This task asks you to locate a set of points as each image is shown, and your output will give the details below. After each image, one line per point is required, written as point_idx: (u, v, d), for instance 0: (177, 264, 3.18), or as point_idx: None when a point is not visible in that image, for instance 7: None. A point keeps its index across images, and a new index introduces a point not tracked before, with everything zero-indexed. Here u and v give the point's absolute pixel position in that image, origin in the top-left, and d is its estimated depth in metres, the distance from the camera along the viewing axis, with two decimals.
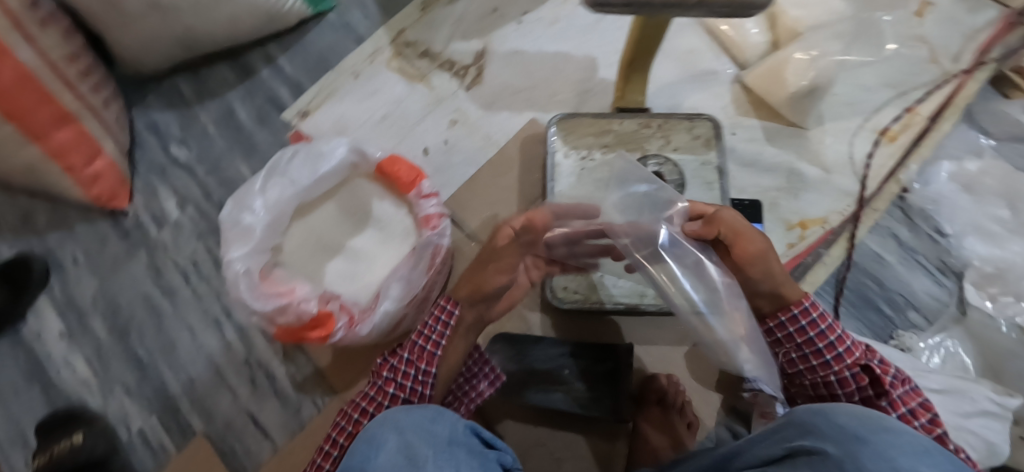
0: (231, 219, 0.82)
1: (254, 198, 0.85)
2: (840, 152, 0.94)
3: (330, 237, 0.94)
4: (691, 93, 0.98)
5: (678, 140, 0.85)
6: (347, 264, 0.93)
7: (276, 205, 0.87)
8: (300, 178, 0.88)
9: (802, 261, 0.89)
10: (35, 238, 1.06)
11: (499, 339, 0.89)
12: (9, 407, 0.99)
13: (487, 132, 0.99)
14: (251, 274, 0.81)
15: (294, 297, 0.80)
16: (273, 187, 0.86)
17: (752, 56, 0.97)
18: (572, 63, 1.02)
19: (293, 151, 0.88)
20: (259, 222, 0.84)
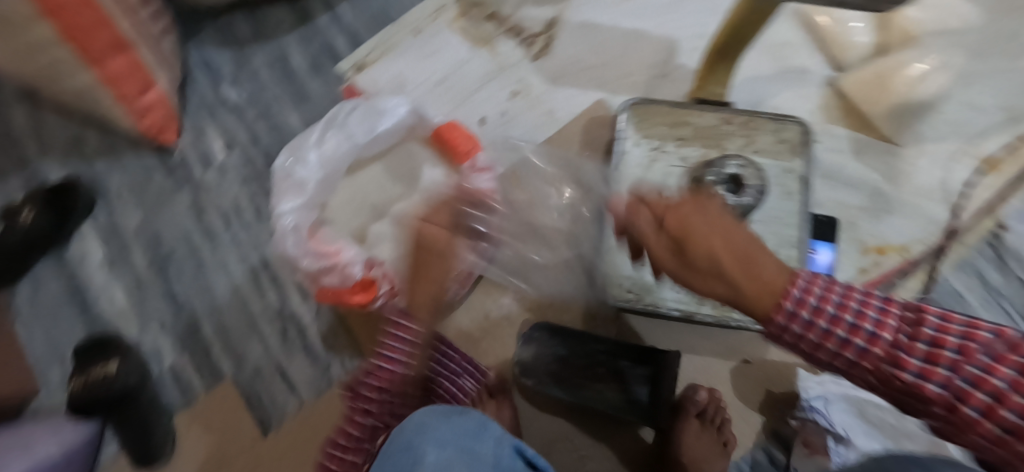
0: (286, 168, 0.83)
1: (310, 150, 0.84)
2: (934, 176, 0.85)
3: (378, 199, 0.91)
4: (776, 92, 0.90)
5: (762, 141, 0.77)
6: (391, 228, 0.88)
7: (332, 160, 0.86)
8: (358, 136, 0.87)
9: (872, 289, 0.83)
10: (84, 163, 1.06)
11: (540, 328, 0.85)
12: (51, 325, 1.02)
13: (549, 108, 0.93)
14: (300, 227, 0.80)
15: (340, 259, 0.77)
16: (331, 141, 0.85)
17: (851, 58, 0.89)
18: (649, 43, 0.94)
19: (354, 105, 0.87)
20: (311, 175, 0.83)
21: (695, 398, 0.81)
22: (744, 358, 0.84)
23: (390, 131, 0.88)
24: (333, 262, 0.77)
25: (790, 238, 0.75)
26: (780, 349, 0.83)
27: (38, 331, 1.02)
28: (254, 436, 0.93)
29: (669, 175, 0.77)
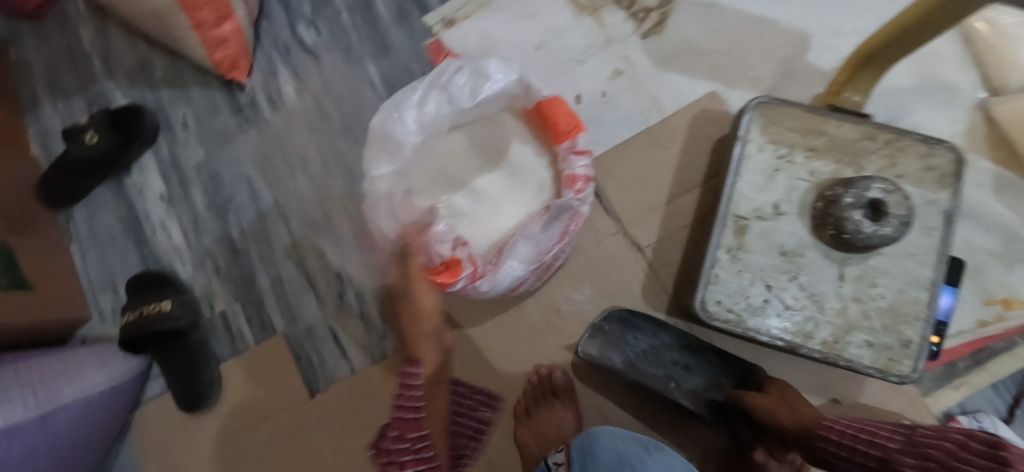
0: (383, 125, 0.75)
1: (408, 106, 0.76)
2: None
3: (457, 170, 0.84)
4: (918, 109, 0.79)
5: (906, 166, 0.69)
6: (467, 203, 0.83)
7: (427, 122, 0.78)
8: (456, 98, 0.78)
9: (990, 344, 0.76)
10: (150, 90, 1.02)
11: (611, 319, 0.79)
12: (106, 253, 1.00)
13: (655, 93, 0.85)
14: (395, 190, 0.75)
15: (430, 235, 0.73)
16: (429, 102, 0.77)
17: (1014, 80, 0.77)
18: (778, 33, 0.83)
19: (459, 65, 0.77)
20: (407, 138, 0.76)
21: None
22: (834, 396, 0.77)
23: (491, 98, 0.79)
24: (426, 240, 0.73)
25: (923, 279, 0.68)
26: (876, 392, 0.77)
27: (93, 257, 1.00)
28: (300, 398, 0.90)
29: (791, 189, 0.70)
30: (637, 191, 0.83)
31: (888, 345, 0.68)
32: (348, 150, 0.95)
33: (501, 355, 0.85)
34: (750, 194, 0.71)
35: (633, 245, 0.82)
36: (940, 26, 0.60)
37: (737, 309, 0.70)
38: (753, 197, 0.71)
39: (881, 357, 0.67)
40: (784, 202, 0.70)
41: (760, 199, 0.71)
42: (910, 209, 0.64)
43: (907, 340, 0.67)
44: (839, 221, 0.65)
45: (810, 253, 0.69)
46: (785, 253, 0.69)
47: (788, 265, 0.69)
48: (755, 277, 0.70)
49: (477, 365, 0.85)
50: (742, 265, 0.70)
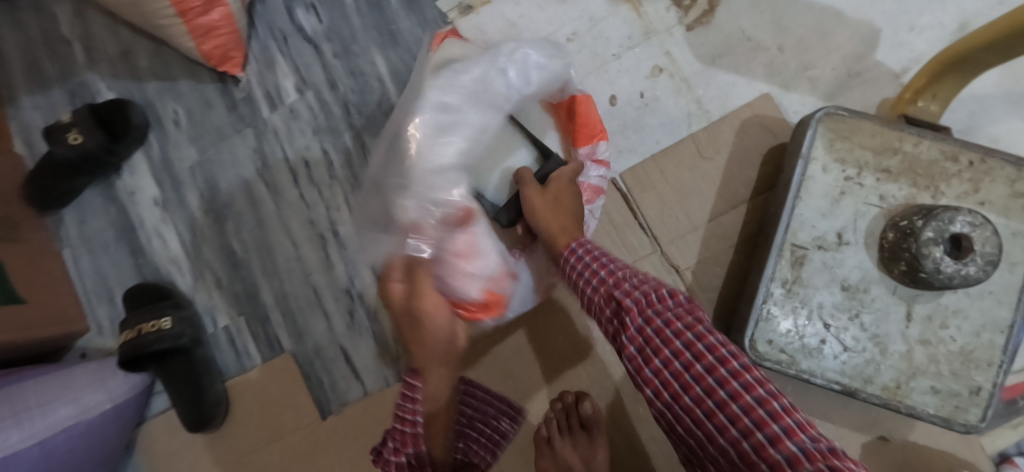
0: (434, 128, 0.63)
1: (455, 124, 0.64)
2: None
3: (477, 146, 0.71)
4: (1000, 118, 0.71)
5: (991, 192, 0.61)
6: (490, 164, 0.71)
7: (483, 135, 0.67)
8: (516, 88, 0.67)
9: None
10: (135, 82, 0.92)
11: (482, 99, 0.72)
12: (99, 261, 0.93)
13: (700, 95, 0.76)
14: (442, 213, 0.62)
15: (471, 265, 0.62)
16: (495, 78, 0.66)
17: None
18: (842, 27, 0.74)
19: (511, 47, 0.67)
20: (452, 155, 0.63)
21: None
22: (882, 433, 0.72)
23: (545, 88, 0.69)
24: (458, 271, 0.62)
25: (1001, 321, 0.61)
26: (932, 433, 0.71)
27: (87, 264, 0.93)
28: (311, 419, 0.85)
29: (857, 216, 0.62)
30: (676, 206, 0.75)
31: (957, 391, 0.61)
32: (357, 152, 0.87)
33: (525, 381, 0.81)
34: (812, 219, 0.63)
35: (671, 268, 0.74)
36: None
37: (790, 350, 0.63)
38: (816, 224, 0.63)
39: (947, 404, 0.61)
40: (849, 229, 0.63)
41: (823, 226, 0.63)
42: (999, 246, 0.56)
43: (976, 387, 0.61)
44: (914, 258, 0.57)
45: (875, 289, 0.62)
46: (847, 288, 0.62)
47: (850, 302, 0.62)
48: (811, 315, 0.63)
49: (498, 393, 0.81)
50: (799, 299, 0.63)
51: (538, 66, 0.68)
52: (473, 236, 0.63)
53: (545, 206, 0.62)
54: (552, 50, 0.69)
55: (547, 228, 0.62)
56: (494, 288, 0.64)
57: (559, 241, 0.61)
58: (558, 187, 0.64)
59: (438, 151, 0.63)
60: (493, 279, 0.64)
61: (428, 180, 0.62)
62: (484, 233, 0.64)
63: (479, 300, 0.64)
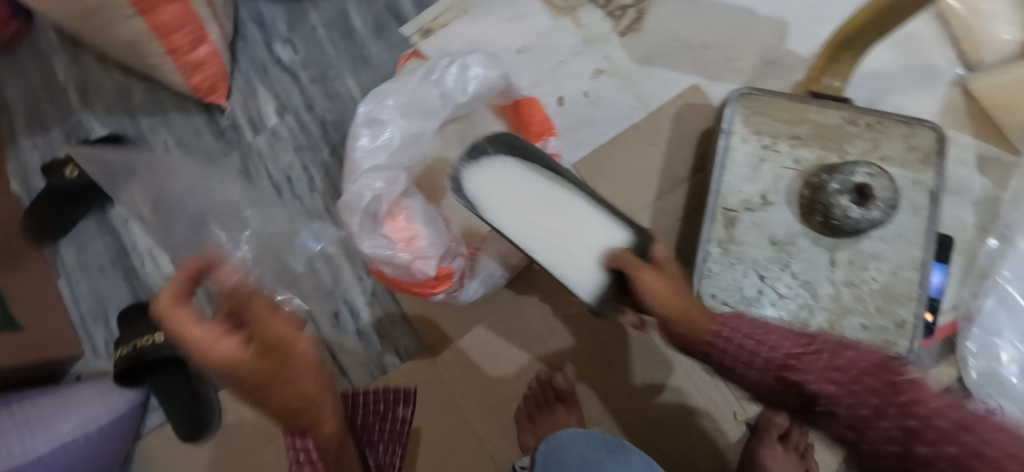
0: (363, 142, 0.62)
1: (386, 121, 0.63)
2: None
3: (554, 225, 0.64)
4: (902, 89, 0.80)
5: (889, 148, 0.69)
6: (580, 251, 0.64)
7: (417, 139, 0.66)
8: (449, 96, 0.67)
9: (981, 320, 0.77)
10: (129, 118, 1.00)
11: (499, 142, 0.66)
12: (95, 286, 0.98)
13: (640, 90, 0.85)
14: (378, 204, 0.61)
15: (413, 249, 0.62)
16: (424, 93, 0.65)
17: (989, 57, 0.77)
18: (758, 23, 0.84)
19: (448, 58, 0.67)
20: (381, 153, 0.63)
21: (778, 421, 0.76)
22: None
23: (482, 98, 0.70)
24: (410, 255, 0.61)
25: (914, 259, 0.68)
26: None
27: (84, 290, 0.98)
28: None
29: (777, 179, 0.70)
30: (626, 190, 0.83)
31: (884, 327, 0.68)
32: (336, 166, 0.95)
33: (504, 365, 0.86)
34: (739, 185, 0.71)
35: None
36: (928, 2, 0.59)
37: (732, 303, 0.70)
38: (742, 189, 0.71)
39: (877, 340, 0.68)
40: (772, 191, 0.70)
41: (749, 190, 0.71)
42: (895, 191, 0.64)
43: (901, 320, 0.67)
44: (826, 207, 0.65)
45: (800, 241, 0.69)
46: (776, 243, 0.70)
47: (780, 255, 0.70)
48: (746, 270, 0.70)
49: (478, 377, 0.85)
50: (733, 256, 0.70)
51: (476, 76, 0.68)
52: (411, 219, 0.64)
53: (676, 296, 0.56)
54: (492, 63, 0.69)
55: (683, 311, 0.55)
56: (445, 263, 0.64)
57: (700, 326, 0.55)
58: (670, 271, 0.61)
59: (366, 157, 0.62)
60: (442, 255, 0.64)
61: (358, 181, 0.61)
62: (421, 217, 0.65)
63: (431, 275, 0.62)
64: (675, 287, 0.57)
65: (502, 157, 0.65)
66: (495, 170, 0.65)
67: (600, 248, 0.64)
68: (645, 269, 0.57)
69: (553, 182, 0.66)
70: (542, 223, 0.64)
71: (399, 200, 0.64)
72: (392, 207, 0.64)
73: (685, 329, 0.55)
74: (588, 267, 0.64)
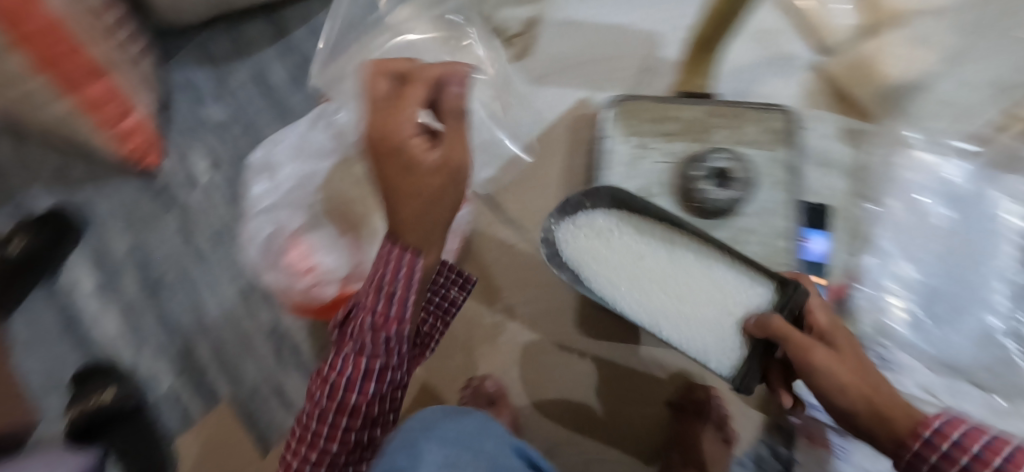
0: (261, 187, 0.70)
1: (280, 165, 0.71)
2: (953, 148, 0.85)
3: (684, 291, 0.67)
4: (766, 79, 0.91)
5: (750, 132, 0.77)
6: (707, 313, 0.66)
7: (310, 179, 0.71)
8: (343, 134, 0.73)
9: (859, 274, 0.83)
10: (68, 191, 1.04)
11: (601, 195, 0.70)
12: (45, 355, 1.00)
13: (537, 109, 0.93)
14: (276, 240, 0.69)
15: (313, 277, 0.67)
16: (317, 136, 0.73)
17: (837, 40, 0.90)
18: (632, 37, 0.94)
19: (340, 103, 0.75)
20: (275, 194, 0.70)
21: (697, 396, 0.81)
22: None
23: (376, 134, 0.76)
24: (308, 283, 0.67)
25: (782, 229, 0.75)
26: None
27: (36, 361, 1.00)
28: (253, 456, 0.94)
29: (654, 173, 0.77)
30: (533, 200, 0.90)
31: None
32: None
33: (436, 374, 0.87)
34: (622, 183, 0.78)
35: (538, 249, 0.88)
36: None
37: None
38: (624, 186, 0.78)
39: None
40: (653, 185, 0.77)
41: (630, 186, 0.77)
42: (750, 170, 0.75)
43: None
44: (692, 192, 0.75)
45: None
46: None
47: None
48: None
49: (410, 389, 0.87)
50: None
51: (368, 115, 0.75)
52: (311, 249, 0.68)
53: (856, 383, 0.56)
54: None
55: (869, 399, 0.56)
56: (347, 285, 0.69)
57: (897, 425, 0.54)
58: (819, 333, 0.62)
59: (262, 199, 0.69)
60: (343, 277, 0.68)
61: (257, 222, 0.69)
62: (321, 246, 0.69)
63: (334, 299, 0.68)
64: (825, 362, 0.57)
65: (602, 213, 0.70)
66: (580, 226, 0.69)
67: (741, 310, 0.66)
68: (814, 347, 0.58)
69: (710, 251, 0.69)
70: (655, 282, 0.68)
71: (301, 232, 0.70)
72: (292, 240, 0.69)
73: (882, 425, 0.55)
74: (724, 333, 0.66)
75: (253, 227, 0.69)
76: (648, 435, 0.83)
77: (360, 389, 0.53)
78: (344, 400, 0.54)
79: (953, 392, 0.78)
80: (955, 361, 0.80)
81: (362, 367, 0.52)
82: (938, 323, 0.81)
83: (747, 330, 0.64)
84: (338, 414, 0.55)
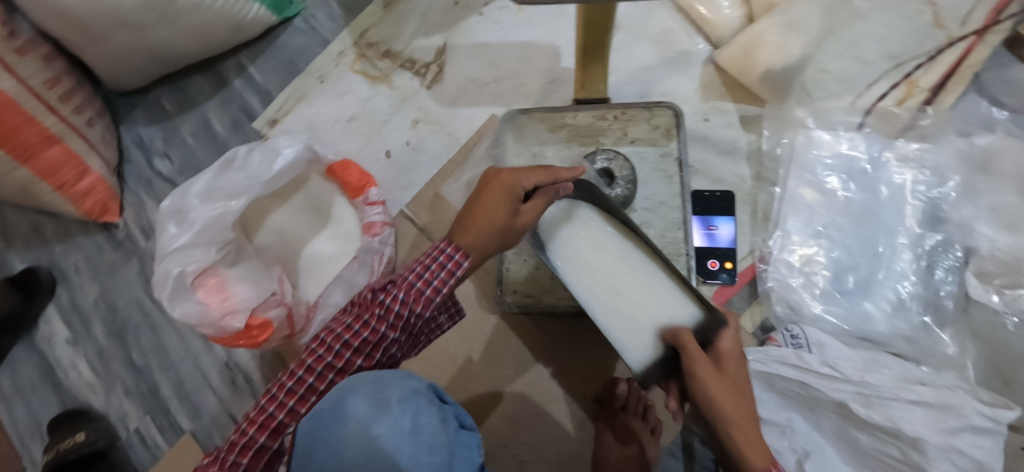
0: (173, 229, 0.76)
1: (191, 209, 0.77)
2: (850, 123, 0.87)
3: (631, 290, 0.60)
4: (664, 77, 0.94)
5: (636, 132, 0.83)
6: (638, 317, 0.59)
7: (222, 218, 0.79)
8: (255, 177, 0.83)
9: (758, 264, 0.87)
10: (42, 250, 1.13)
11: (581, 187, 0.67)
12: (29, 403, 1.08)
13: (451, 130, 0.99)
14: (186, 278, 0.74)
15: (225, 308, 0.74)
16: (229, 179, 0.81)
17: (725, 34, 0.92)
18: (536, 52, 0.99)
19: (250, 146, 0.83)
20: (186, 235, 0.76)
21: (619, 392, 0.83)
22: None
23: (288, 173, 0.85)
24: (220, 313, 0.74)
25: (676, 220, 0.80)
26: None
27: (20, 411, 1.08)
28: None
29: None
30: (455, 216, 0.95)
31: None
32: None
33: None
34: None
35: None
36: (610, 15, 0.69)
37: (534, 293, 0.86)
38: None
39: None
40: None
41: None
42: (633, 169, 0.81)
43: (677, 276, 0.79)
44: None
45: None
46: None
47: None
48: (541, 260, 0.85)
49: None
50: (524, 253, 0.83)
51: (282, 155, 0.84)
52: (224, 282, 0.77)
53: (732, 403, 0.53)
54: (294, 141, 0.85)
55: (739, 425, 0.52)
56: (259, 312, 0.76)
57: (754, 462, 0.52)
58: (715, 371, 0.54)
59: (175, 240, 0.75)
60: (255, 307, 0.76)
61: (166, 263, 0.74)
62: (235, 279, 0.78)
63: (247, 326, 0.75)
64: (706, 388, 0.53)
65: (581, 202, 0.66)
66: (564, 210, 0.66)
67: (667, 322, 0.59)
68: (705, 364, 0.53)
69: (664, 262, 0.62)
70: (593, 278, 0.62)
71: (212, 268, 0.77)
72: (203, 277, 0.76)
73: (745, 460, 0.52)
74: (645, 338, 0.59)
75: (164, 266, 0.74)
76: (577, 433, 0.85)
77: (346, 372, 0.62)
78: (319, 375, 0.61)
79: (866, 365, 0.75)
80: (872, 334, 0.80)
81: (357, 352, 0.61)
82: (850, 296, 0.81)
83: (661, 335, 0.58)
84: (300, 386, 0.60)
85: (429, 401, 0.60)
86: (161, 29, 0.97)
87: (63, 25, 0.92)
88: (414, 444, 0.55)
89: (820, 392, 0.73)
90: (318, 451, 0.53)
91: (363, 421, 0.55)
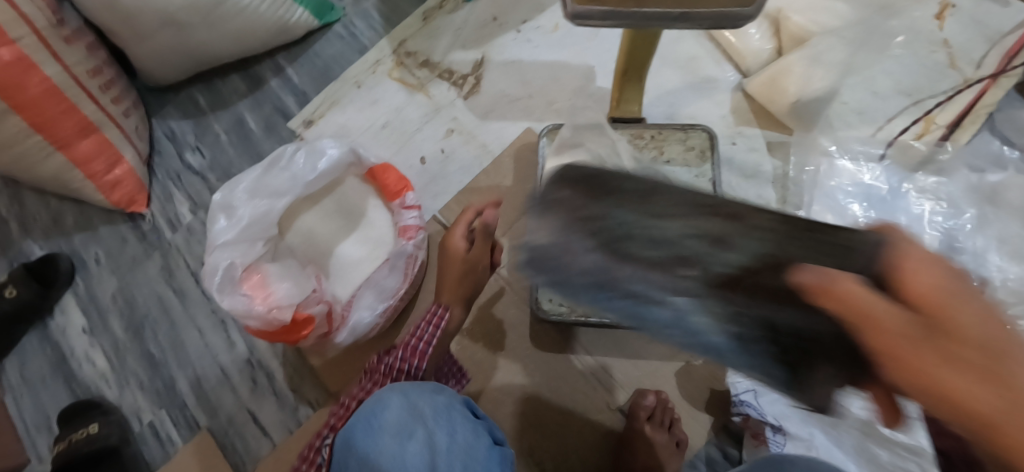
0: (222, 225, 0.77)
1: (239, 206, 0.78)
2: (870, 153, 0.89)
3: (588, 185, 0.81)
4: (692, 102, 0.97)
5: (671, 151, 0.87)
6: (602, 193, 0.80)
7: (267, 214, 0.81)
8: (300, 175, 0.84)
9: None
10: (62, 238, 1.13)
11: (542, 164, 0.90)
12: (38, 393, 1.06)
13: (483, 141, 1.01)
14: (233, 271, 0.77)
15: (268, 303, 0.76)
16: (274, 178, 0.82)
17: (753, 64, 0.96)
18: (569, 71, 1.02)
19: (296, 145, 0.84)
20: (233, 230, 0.77)
21: (645, 403, 0.84)
22: (687, 358, 0.89)
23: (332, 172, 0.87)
24: (265, 307, 0.75)
25: None
26: None
27: (27, 401, 1.06)
28: None
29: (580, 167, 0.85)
30: None
31: None
32: None
33: None
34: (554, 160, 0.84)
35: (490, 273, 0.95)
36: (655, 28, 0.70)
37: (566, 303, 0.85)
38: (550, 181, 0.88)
39: None
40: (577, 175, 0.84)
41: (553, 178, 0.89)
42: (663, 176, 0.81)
43: None
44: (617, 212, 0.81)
45: None
46: None
47: None
48: None
49: None
50: None
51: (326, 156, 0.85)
52: (266, 279, 0.81)
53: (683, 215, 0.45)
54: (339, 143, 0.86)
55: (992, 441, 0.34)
56: (302, 309, 0.78)
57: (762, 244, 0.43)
58: (560, 204, 0.46)
59: (223, 235, 0.77)
60: (298, 303, 0.78)
61: (215, 257, 0.76)
62: (275, 276, 0.82)
63: (291, 320, 0.76)
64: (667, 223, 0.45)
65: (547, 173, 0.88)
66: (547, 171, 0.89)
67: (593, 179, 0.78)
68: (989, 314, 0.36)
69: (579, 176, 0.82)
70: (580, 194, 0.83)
71: (256, 264, 0.82)
72: (247, 272, 0.80)
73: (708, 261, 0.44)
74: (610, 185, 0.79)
75: (213, 258, 0.75)
76: (602, 443, 0.86)
77: None
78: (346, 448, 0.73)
79: None
80: None
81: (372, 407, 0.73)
82: None
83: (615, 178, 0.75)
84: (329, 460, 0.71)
85: (463, 416, 0.64)
86: (206, 29, 0.98)
87: (111, 20, 0.92)
88: (450, 460, 0.59)
89: (844, 409, 0.74)
90: (353, 460, 0.59)
91: (397, 427, 0.61)
